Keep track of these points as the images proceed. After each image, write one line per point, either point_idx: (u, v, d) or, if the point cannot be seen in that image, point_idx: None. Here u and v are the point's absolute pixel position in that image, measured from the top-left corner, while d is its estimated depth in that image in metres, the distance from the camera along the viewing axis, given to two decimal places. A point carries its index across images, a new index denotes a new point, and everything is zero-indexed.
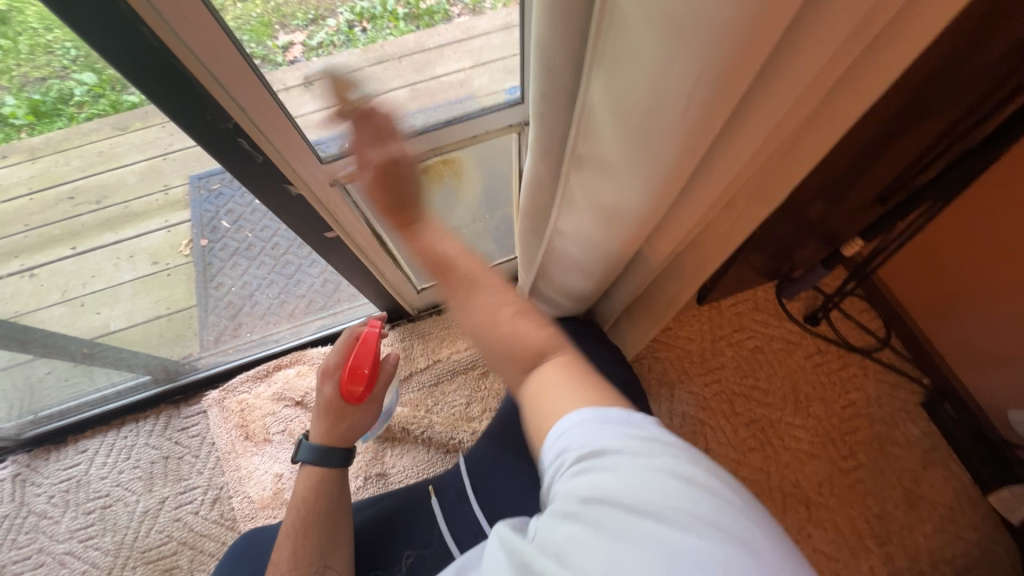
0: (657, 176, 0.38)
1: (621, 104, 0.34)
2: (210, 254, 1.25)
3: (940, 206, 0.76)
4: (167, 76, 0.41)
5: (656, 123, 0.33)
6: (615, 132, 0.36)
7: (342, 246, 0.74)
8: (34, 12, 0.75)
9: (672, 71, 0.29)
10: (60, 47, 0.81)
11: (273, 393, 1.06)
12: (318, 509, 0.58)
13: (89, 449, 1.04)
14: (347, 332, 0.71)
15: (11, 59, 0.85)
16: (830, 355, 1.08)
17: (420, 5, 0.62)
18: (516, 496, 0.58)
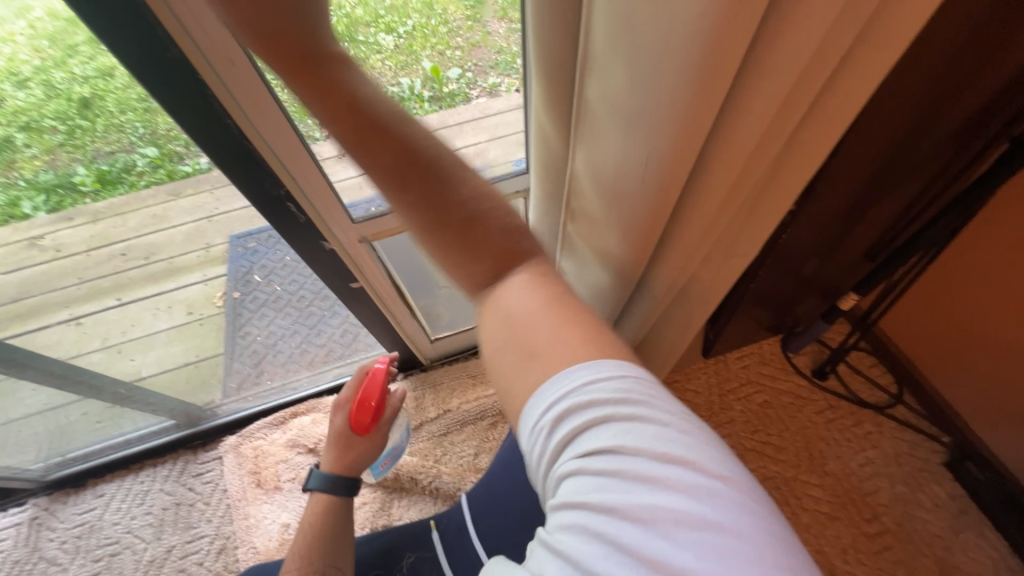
0: (634, 229, 0.45)
1: (599, 169, 0.43)
2: (240, 305, 1.34)
3: (929, 256, 0.81)
4: (239, 155, 0.51)
5: (626, 185, 0.42)
6: (598, 191, 0.45)
7: (364, 296, 0.81)
8: (111, 100, 1.12)
9: (634, 146, 0.38)
10: (129, 126, 1.19)
11: (287, 440, 1.09)
12: (325, 528, 0.61)
13: (106, 493, 1.07)
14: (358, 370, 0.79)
15: (87, 136, 1.20)
16: (841, 411, 1.07)
17: (443, 89, 0.76)
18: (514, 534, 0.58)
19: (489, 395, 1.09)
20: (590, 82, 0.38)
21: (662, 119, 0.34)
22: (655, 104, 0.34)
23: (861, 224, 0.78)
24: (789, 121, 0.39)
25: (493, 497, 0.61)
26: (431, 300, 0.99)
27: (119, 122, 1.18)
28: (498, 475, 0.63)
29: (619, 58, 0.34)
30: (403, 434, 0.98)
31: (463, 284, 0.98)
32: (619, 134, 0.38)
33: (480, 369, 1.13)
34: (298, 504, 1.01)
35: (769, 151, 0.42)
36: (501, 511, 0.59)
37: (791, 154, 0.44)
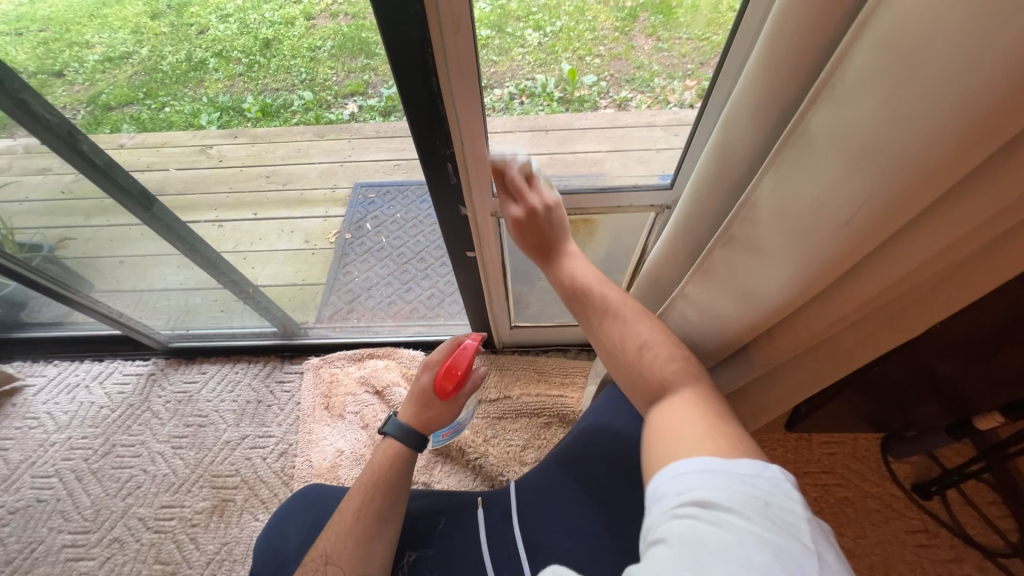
0: (807, 271, 0.43)
1: (788, 200, 0.42)
2: (349, 247, 1.47)
3: None
4: (429, 111, 0.55)
5: (820, 221, 0.40)
6: (777, 222, 0.44)
7: (473, 266, 0.86)
8: (290, 45, 1.25)
9: (842, 187, 0.36)
10: (296, 71, 1.30)
11: (360, 376, 1.18)
12: (390, 475, 0.65)
13: (208, 372, 1.24)
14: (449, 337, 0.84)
15: (260, 71, 1.30)
16: (938, 540, 0.93)
17: (574, 93, 0.75)
18: (567, 542, 0.58)
19: (550, 395, 1.10)
20: (815, 112, 0.37)
21: (896, 172, 0.33)
22: (894, 145, 0.32)
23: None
24: (1008, 219, 0.35)
25: (550, 501, 0.64)
26: (525, 288, 1.01)
27: (286, 65, 1.28)
28: (557, 478, 0.67)
29: (865, 97, 0.33)
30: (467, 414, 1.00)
31: None
32: (831, 172, 0.37)
33: (548, 368, 1.14)
34: (355, 436, 1.09)
35: (974, 243, 0.38)
36: (550, 515, 0.62)
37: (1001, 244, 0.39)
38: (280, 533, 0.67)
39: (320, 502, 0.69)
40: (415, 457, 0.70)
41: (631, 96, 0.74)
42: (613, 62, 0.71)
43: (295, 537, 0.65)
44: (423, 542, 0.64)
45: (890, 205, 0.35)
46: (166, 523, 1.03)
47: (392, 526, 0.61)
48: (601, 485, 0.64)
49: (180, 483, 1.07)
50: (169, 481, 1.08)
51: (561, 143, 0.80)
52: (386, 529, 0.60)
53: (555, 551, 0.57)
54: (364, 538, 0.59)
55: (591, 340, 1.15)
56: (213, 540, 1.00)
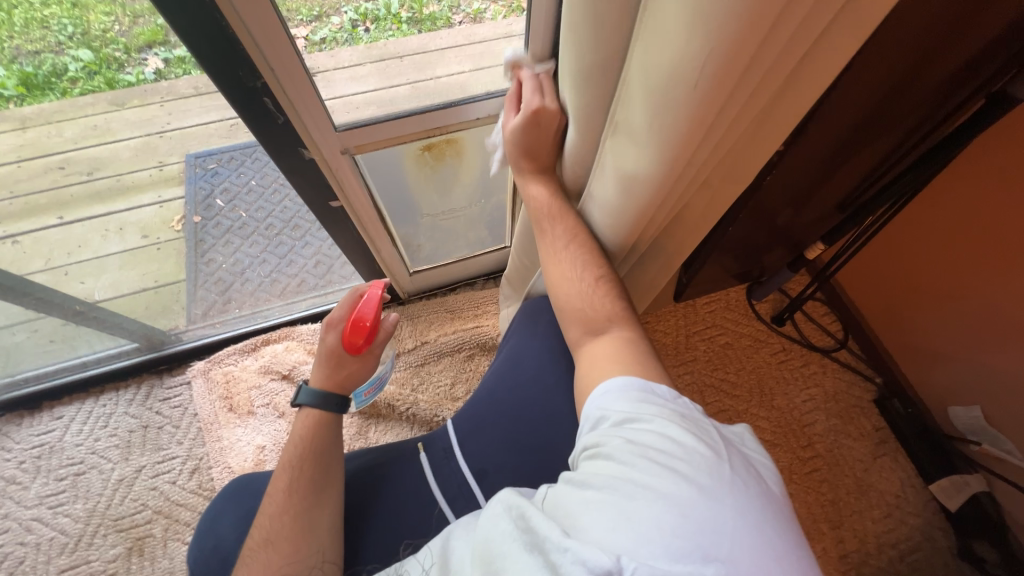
0: (669, 148, 0.43)
1: (647, 73, 0.40)
2: (203, 231, 1.26)
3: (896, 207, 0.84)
4: (213, 33, 0.45)
5: (671, 93, 0.38)
6: (641, 102, 0.42)
7: (343, 217, 0.78)
8: None
9: (685, 51, 0.35)
10: (55, 23, 1.06)
11: (260, 366, 1.07)
12: (314, 443, 0.61)
13: (65, 415, 1.03)
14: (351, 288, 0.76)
15: (7, 32, 1.05)
16: (793, 353, 1.16)
17: (422, 11, 0.72)
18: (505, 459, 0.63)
19: (467, 328, 1.10)
20: None
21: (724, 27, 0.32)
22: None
23: (837, 176, 0.80)
24: (800, 45, 0.37)
25: (484, 424, 0.65)
26: (411, 228, 0.96)
27: (43, 17, 1.05)
28: (487, 403, 0.67)
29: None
30: (387, 366, 0.99)
31: (446, 213, 0.95)
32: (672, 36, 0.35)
33: (459, 304, 1.13)
34: (273, 428, 1.02)
35: (781, 75, 0.40)
36: (488, 439, 0.64)
37: (800, 75, 0.43)
38: (217, 534, 0.60)
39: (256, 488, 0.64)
40: (338, 419, 0.67)
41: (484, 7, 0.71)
42: None
43: (231, 532, 0.60)
44: (370, 494, 0.62)
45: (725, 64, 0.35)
46: None
47: (332, 492, 0.58)
48: (526, 393, 0.66)
49: (76, 540, 0.93)
50: (61, 543, 0.92)
51: (420, 69, 0.75)
52: (326, 497, 0.57)
53: (500, 474, 0.61)
54: (302, 511, 0.55)
55: (494, 267, 1.15)
56: None
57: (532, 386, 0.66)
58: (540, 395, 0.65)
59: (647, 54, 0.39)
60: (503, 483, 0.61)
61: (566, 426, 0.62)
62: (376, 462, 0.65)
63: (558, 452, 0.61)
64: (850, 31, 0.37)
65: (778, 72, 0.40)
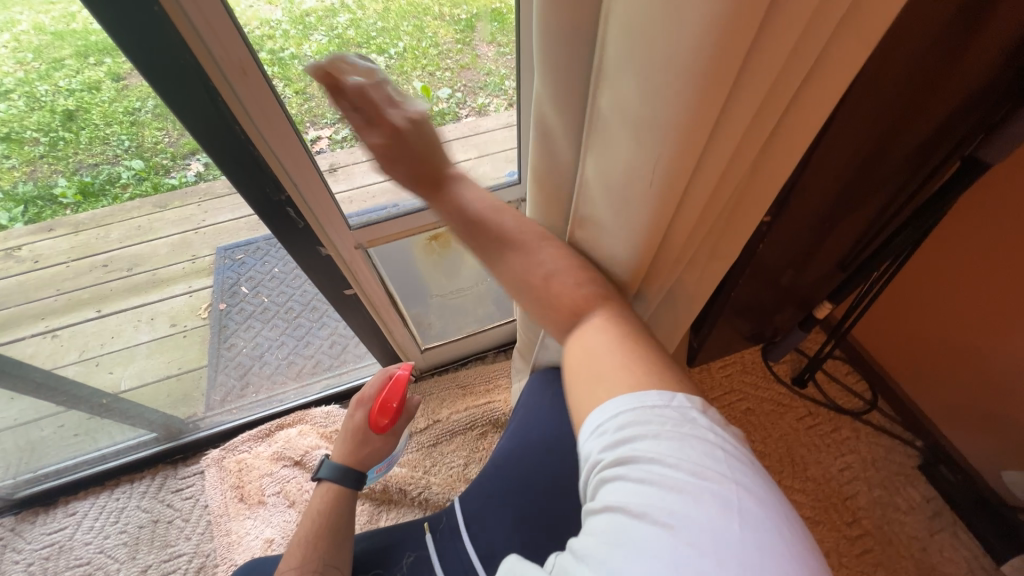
0: (643, 231, 0.46)
1: (609, 177, 0.43)
2: (227, 317, 1.32)
3: (897, 264, 0.85)
4: (246, 161, 0.53)
5: (633, 191, 0.42)
6: (608, 198, 0.46)
7: (357, 303, 0.82)
8: (96, 113, 1.24)
9: (644, 150, 0.38)
10: (113, 139, 1.28)
11: (272, 452, 1.07)
12: (330, 519, 0.61)
13: (78, 511, 1.03)
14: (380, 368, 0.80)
15: (70, 148, 1.29)
16: (821, 417, 1.11)
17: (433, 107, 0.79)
18: (512, 538, 0.58)
19: (478, 404, 1.09)
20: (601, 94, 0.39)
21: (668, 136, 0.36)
22: (664, 117, 0.35)
23: (829, 241, 0.83)
24: (756, 133, 0.42)
25: (490, 499, 0.62)
26: (422, 308, 1.00)
27: (104, 136, 1.28)
28: (490, 478, 0.64)
29: (630, 71, 0.35)
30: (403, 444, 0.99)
31: (454, 293, 1.00)
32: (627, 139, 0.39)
33: (470, 379, 1.14)
34: (283, 518, 0.99)
35: (746, 156, 0.44)
36: (495, 516, 0.60)
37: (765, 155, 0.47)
38: None
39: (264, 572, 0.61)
40: (354, 496, 0.66)
41: (487, 101, 0.81)
42: (462, 72, 0.80)
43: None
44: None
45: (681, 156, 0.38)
46: None
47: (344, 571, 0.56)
48: (532, 466, 0.63)
49: None
50: None
51: None
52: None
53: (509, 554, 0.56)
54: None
55: (503, 340, 1.17)
56: None
57: (537, 460, 0.63)
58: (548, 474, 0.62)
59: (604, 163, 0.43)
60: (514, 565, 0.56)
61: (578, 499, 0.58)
62: (383, 546, 0.62)
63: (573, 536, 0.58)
64: (801, 111, 0.42)
65: (743, 156, 0.44)
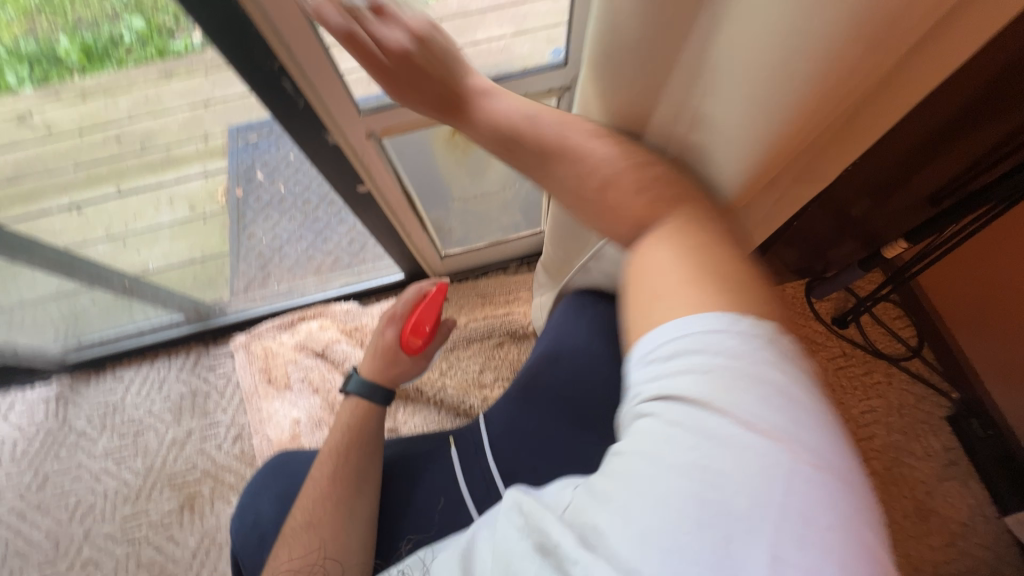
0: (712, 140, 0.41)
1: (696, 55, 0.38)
2: (244, 206, 1.27)
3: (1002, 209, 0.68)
4: (225, 13, 0.42)
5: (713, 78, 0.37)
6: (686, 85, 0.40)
7: (372, 202, 0.75)
8: None
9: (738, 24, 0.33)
10: None
11: (295, 343, 1.10)
12: (352, 440, 0.61)
13: (126, 377, 1.12)
14: (411, 285, 0.81)
15: None
16: (854, 360, 1.05)
17: None
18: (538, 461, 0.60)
19: (497, 315, 1.07)
20: None
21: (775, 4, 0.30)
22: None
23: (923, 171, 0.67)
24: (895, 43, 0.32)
25: (519, 421, 0.63)
26: (443, 212, 0.91)
27: None
28: (521, 400, 0.65)
29: None
30: None
31: (477, 199, 0.90)
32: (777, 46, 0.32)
33: (490, 289, 1.11)
34: (308, 402, 1.05)
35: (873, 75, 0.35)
36: (519, 440, 0.62)
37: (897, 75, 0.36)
38: (257, 506, 0.64)
39: (294, 469, 0.66)
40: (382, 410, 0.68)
41: None
42: None
43: (269, 510, 0.63)
44: (399, 487, 0.63)
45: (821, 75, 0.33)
46: (136, 532, 0.99)
47: (375, 479, 0.59)
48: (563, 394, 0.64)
49: (137, 492, 1.02)
50: (124, 493, 1.02)
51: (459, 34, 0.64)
52: (366, 485, 0.58)
53: (532, 472, 0.60)
54: (344, 499, 0.56)
55: (527, 252, 1.11)
56: (192, 533, 0.98)
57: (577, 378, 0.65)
58: (575, 404, 0.63)
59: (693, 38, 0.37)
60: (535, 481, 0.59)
61: (601, 429, 0.62)
62: (405, 455, 0.66)
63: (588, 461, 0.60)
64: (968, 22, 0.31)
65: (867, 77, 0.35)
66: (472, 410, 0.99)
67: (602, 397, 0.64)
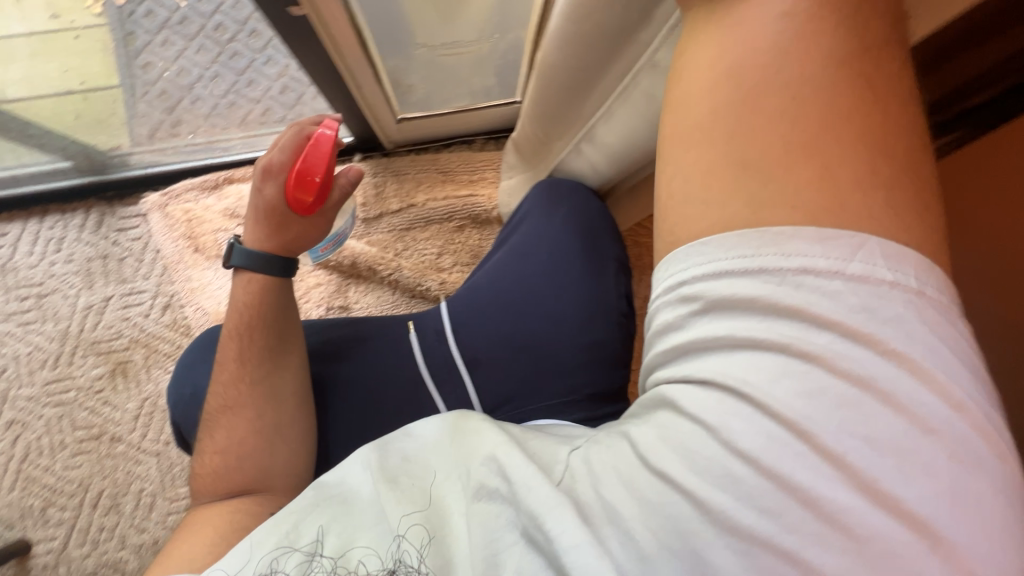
0: None
1: None
2: (131, 20, 0.95)
3: None
4: None
5: None
6: None
7: (312, 34, 0.59)
8: None
9: None
10: None
11: (224, 208, 0.97)
12: (263, 310, 0.57)
13: (10, 234, 0.95)
14: (291, 124, 0.61)
15: None
16: None
17: None
18: (501, 350, 0.58)
19: (459, 196, 0.98)
20: None
21: None
22: None
23: None
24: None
25: (482, 312, 0.60)
26: (401, 62, 0.74)
27: None
28: (486, 287, 0.62)
29: None
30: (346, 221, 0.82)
31: (448, 47, 0.73)
32: None
33: (452, 164, 1.00)
34: None
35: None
36: (483, 325, 0.60)
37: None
38: (194, 379, 0.61)
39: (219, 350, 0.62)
40: (286, 282, 0.61)
41: None
42: None
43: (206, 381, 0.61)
44: (333, 376, 0.62)
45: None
46: (64, 396, 0.93)
47: (293, 360, 0.57)
48: (531, 288, 0.61)
49: (56, 357, 0.94)
50: (40, 358, 0.93)
51: None
52: (285, 362, 0.56)
53: (495, 363, 0.58)
54: (260, 378, 0.54)
55: (496, 125, 0.99)
56: (130, 398, 0.94)
57: (543, 280, 0.61)
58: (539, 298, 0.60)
59: None
60: (497, 371, 0.58)
61: (574, 326, 0.58)
62: (336, 340, 0.64)
63: (556, 352, 0.58)
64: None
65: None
66: (430, 293, 0.95)
67: (573, 296, 0.60)
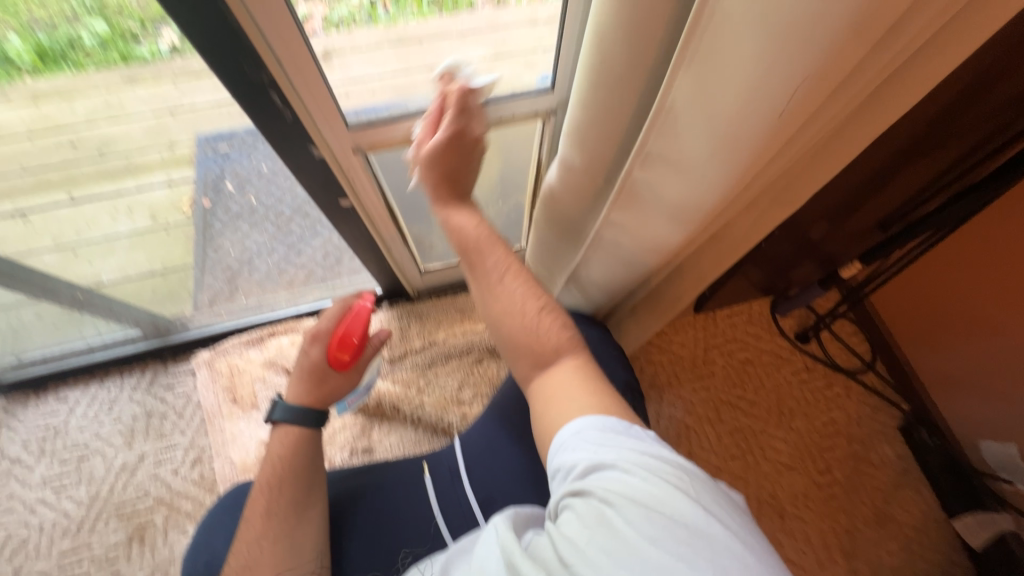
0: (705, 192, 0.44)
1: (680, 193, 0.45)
2: (211, 216, 1.20)
3: (935, 238, 0.73)
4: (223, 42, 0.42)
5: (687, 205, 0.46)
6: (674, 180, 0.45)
7: (356, 218, 0.75)
8: None
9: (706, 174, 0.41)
10: None
11: (264, 359, 1.06)
12: (295, 462, 0.58)
13: (70, 399, 1.04)
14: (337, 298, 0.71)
15: None
16: (815, 373, 1.08)
17: None
18: (513, 489, 0.59)
19: (475, 331, 1.07)
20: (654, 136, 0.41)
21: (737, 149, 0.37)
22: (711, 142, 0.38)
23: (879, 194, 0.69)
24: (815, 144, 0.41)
25: (491, 448, 0.62)
26: (424, 227, 0.91)
27: None
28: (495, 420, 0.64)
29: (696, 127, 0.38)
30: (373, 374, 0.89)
31: None
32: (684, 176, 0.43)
33: (469, 304, 1.11)
34: None
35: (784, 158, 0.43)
36: (493, 462, 0.61)
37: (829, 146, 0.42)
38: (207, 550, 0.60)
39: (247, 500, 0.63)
40: (317, 434, 0.63)
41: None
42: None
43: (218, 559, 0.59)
44: (352, 523, 0.59)
45: (732, 149, 0.37)
46: (76, 569, 0.89)
47: (317, 517, 0.56)
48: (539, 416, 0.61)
49: (79, 523, 0.93)
50: (63, 527, 0.93)
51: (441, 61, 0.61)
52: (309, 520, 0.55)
53: (508, 499, 0.58)
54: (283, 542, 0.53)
55: None
56: (141, 567, 0.90)
57: None
58: None
59: (670, 147, 0.42)
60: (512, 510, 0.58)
61: None
62: (355, 491, 0.62)
63: None
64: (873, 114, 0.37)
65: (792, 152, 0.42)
66: (452, 427, 0.98)
67: None
